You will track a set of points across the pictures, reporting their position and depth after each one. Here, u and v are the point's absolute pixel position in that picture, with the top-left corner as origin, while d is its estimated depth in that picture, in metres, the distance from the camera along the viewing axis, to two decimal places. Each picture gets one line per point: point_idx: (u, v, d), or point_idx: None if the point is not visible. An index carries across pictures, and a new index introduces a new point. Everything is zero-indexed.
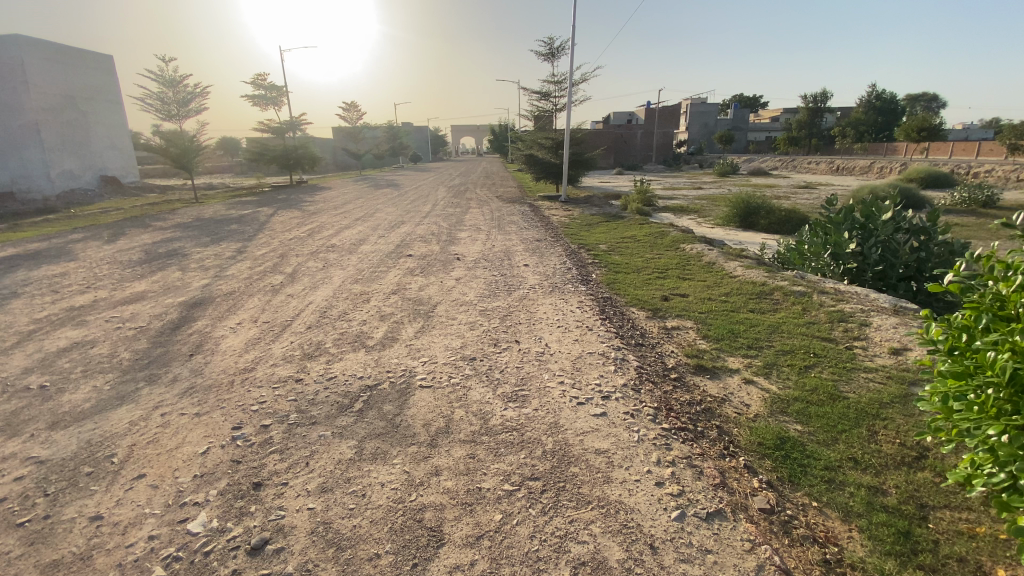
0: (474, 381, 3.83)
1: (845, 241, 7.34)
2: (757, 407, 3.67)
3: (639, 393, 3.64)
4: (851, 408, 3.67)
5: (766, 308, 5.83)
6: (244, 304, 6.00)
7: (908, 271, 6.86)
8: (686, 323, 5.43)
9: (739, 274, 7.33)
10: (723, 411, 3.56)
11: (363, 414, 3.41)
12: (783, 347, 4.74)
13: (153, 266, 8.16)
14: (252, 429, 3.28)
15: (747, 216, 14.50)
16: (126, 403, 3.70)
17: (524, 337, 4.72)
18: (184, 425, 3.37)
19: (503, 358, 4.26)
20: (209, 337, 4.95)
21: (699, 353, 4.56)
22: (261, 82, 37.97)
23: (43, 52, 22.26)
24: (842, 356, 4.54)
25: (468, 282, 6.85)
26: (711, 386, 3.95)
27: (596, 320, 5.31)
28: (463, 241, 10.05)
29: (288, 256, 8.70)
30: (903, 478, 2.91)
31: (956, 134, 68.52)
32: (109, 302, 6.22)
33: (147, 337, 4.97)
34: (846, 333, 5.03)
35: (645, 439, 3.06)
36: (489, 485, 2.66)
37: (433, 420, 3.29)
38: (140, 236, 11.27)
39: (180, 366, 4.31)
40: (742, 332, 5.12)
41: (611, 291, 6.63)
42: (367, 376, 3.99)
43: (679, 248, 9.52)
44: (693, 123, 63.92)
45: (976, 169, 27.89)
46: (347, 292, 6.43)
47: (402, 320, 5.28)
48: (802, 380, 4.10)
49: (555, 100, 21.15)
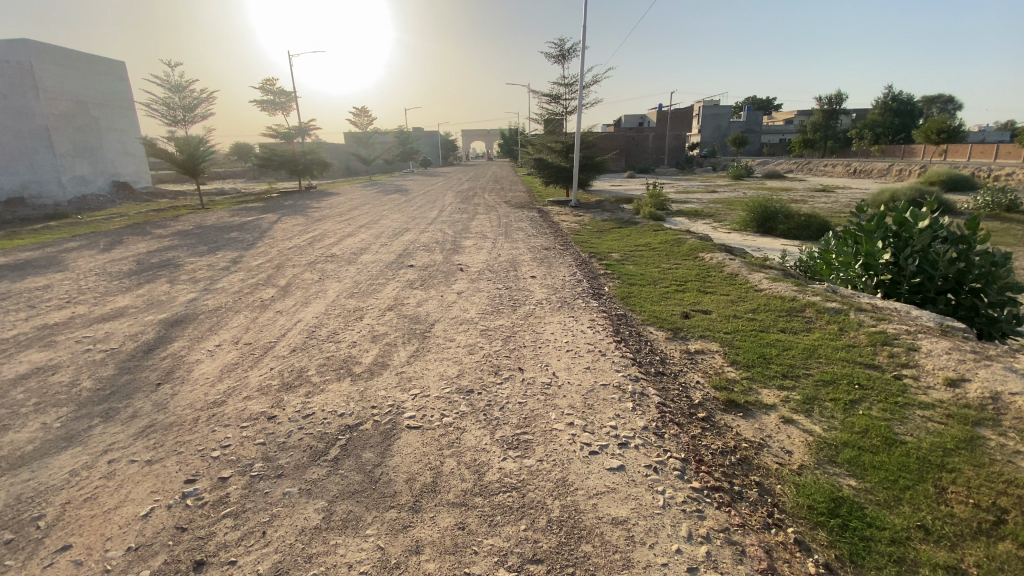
0: (470, 420, 3.32)
1: (878, 251, 6.74)
2: (800, 454, 3.12)
3: (663, 440, 3.10)
4: (913, 457, 3.10)
5: (799, 328, 5.27)
6: (228, 322, 5.54)
7: (946, 282, 6.27)
8: (710, 345, 4.89)
9: (764, 286, 6.78)
10: (762, 461, 3.03)
11: (339, 464, 2.91)
12: (823, 377, 4.18)
13: (142, 278, 7.76)
14: (208, 483, 2.80)
15: (765, 221, 13.90)
16: (72, 446, 3.25)
17: (528, 364, 4.21)
18: (132, 476, 2.92)
19: (504, 391, 3.73)
20: (182, 362, 4.48)
21: (728, 385, 4.01)
22: (270, 87, 37.99)
23: (54, 56, 22.11)
24: (892, 388, 3.97)
25: (470, 297, 6.37)
26: (747, 428, 3.40)
27: (611, 342, 4.77)
28: (467, 250, 9.56)
29: (284, 266, 8.30)
30: (986, 554, 2.36)
31: (974, 138, 66.92)
32: (85, 320, 5.79)
33: (116, 362, 4.54)
34: (892, 359, 4.46)
35: (672, 505, 2.53)
36: (479, 571, 2.14)
37: (419, 474, 2.79)
38: (136, 245, 10.91)
39: (144, 398, 3.85)
40: (775, 357, 4.56)
41: (627, 307, 6.09)
42: (348, 412, 3.49)
43: (697, 256, 8.96)
44: (704, 125, 63.25)
45: (997, 171, 26.89)
46: (340, 308, 5.96)
47: (396, 341, 4.80)
48: (849, 419, 3.53)
49: (565, 103, 20.70)
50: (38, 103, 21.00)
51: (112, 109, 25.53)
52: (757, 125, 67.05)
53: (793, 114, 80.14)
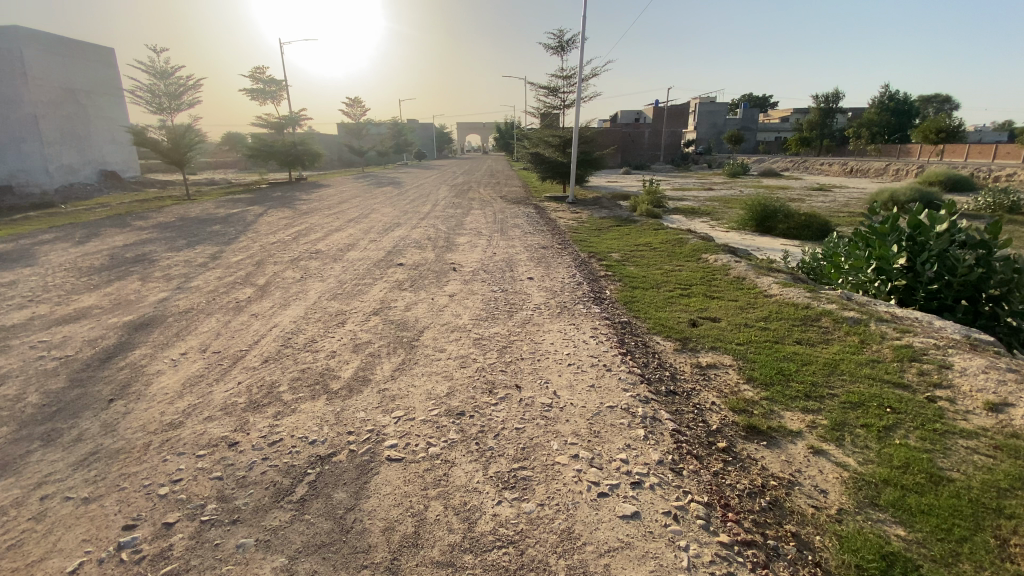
0: (459, 451, 2.90)
1: (893, 255, 6.35)
2: (836, 495, 2.73)
3: (681, 478, 2.70)
4: (963, 499, 2.70)
5: (816, 340, 4.88)
6: (198, 326, 5.09)
7: (963, 288, 5.90)
8: (723, 359, 4.49)
9: (774, 292, 6.37)
10: (795, 505, 2.63)
11: (304, 508, 2.49)
12: (850, 398, 3.79)
13: (113, 274, 7.29)
14: (148, 531, 2.38)
15: (765, 220, 13.53)
16: (2, 477, 2.81)
17: (526, 381, 3.79)
18: (64, 519, 2.48)
19: (499, 413, 3.32)
20: (140, 374, 4.03)
21: (747, 408, 3.60)
22: (260, 75, 37.17)
23: (42, 43, 21.37)
24: (928, 413, 3.58)
25: (463, 300, 5.95)
26: (773, 461, 3.01)
27: (616, 355, 4.36)
28: (461, 248, 9.11)
29: (265, 263, 7.85)
30: None
31: (970, 138, 66.65)
32: (43, 322, 5.31)
33: (68, 372, 4.09)
34: (922, 377, 4.08)
35: (699, 567, 2.13)
36: None
37: (398, 522, 2.37)
38: (114, 238, 10.41)
39: (92, 417, 3.39)
40: (795, 374, 4.17)
41: (630, 314, 5.67)
42: (320, 439, 3.06)
43: (701, 258, 8.57)
44: (701, 122, 62.92)
45: (997, 172, 26.64)
46: (322, 311, 5.52)
47: (380, 352, 4.38)
48: (885, 450, 3.15)
49: (563, 96, 20.23)
50: (26, 91, 20.31)
51: (101, 98, 24.81)
52: (754, 122, 66.61)
53: (789, 112, 79.76)
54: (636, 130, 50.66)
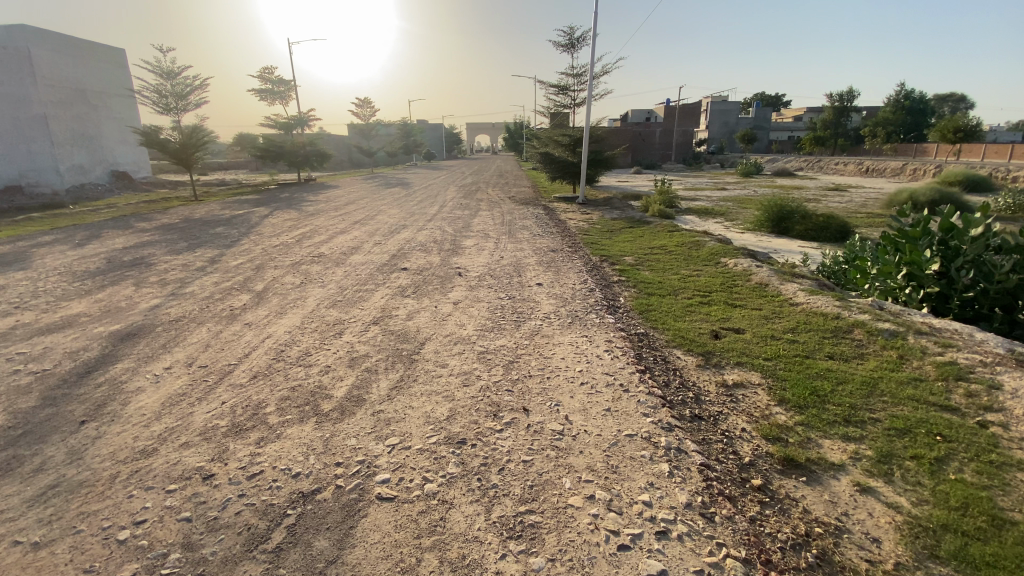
0: (458, 490, 2.56)
1: (925, 260, 5.89)
2: (891, 546, 2.36)
3: (712, 526, 2.36)
4: None
5: (850, 355, 4.50)
6: (187, 337, 4.78)
7: (1000, 296, 5.45)
8: (749, 376, 4.12)
9: (799, 301, 5.98)
10: (845, 559, 2.28)
11: (280, 559, 2.16)
12: (894, 423, 3.41)
13: (107, 279, 7.01)
14: None
15: (781, 221, 13.08)
16: None
17: (535, 404, 3.44)
18: (7, 569, 2.16)
19: (506, 443, 2.97)
20: (118, 392, 3.72)
21: (781, 436, 3.23)
22: (269, 75, 37.08)
23: (52, 42, 21.23)
24: (983, 441, 3.19)
25: (468, 308, 5.61)
26: (816, 502, 2.65)
27: (634, 372, 4.00)
28: (467, 251, 8.79)
29: (265, 267, 7.58)
30: None
31: (987, 138, 65.32)
32: (27, 331, 5.03)
33: (42, 389, 3.79)
34: (971, 399, 3.69)
35: None
36: None
37: None
38: (113, 240, 10.17)
39: (58, 444, 3.07)
40: (831, 395, 3.78)
41: (646, 325, 5.30)
42: (305, 472, 2.74)
43: (719, 262, 8.18)
44: (712, 121, 62.29)
45: (1019, 172, 25.87)
46: (319, 321, 5.21)
47: (377, 367, 4.06)
48: (942, 488, 2.76)
49: (573, 94, 19.81)
50: (36, 90, 20.17)
51: (112, 98, 24.73)
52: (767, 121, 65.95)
53: (802, 112, 78.75)
54: (647, 130, 50.04)
